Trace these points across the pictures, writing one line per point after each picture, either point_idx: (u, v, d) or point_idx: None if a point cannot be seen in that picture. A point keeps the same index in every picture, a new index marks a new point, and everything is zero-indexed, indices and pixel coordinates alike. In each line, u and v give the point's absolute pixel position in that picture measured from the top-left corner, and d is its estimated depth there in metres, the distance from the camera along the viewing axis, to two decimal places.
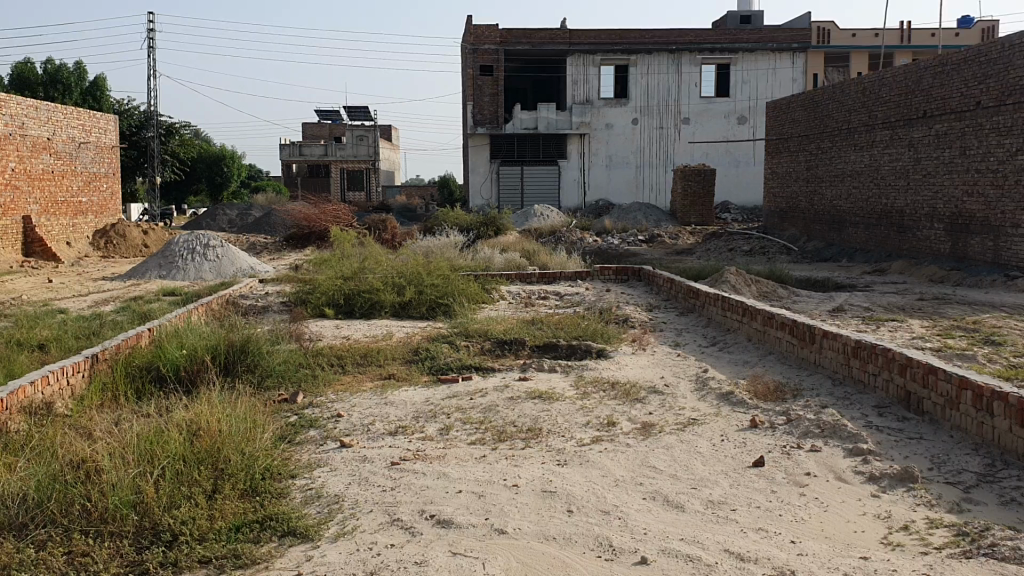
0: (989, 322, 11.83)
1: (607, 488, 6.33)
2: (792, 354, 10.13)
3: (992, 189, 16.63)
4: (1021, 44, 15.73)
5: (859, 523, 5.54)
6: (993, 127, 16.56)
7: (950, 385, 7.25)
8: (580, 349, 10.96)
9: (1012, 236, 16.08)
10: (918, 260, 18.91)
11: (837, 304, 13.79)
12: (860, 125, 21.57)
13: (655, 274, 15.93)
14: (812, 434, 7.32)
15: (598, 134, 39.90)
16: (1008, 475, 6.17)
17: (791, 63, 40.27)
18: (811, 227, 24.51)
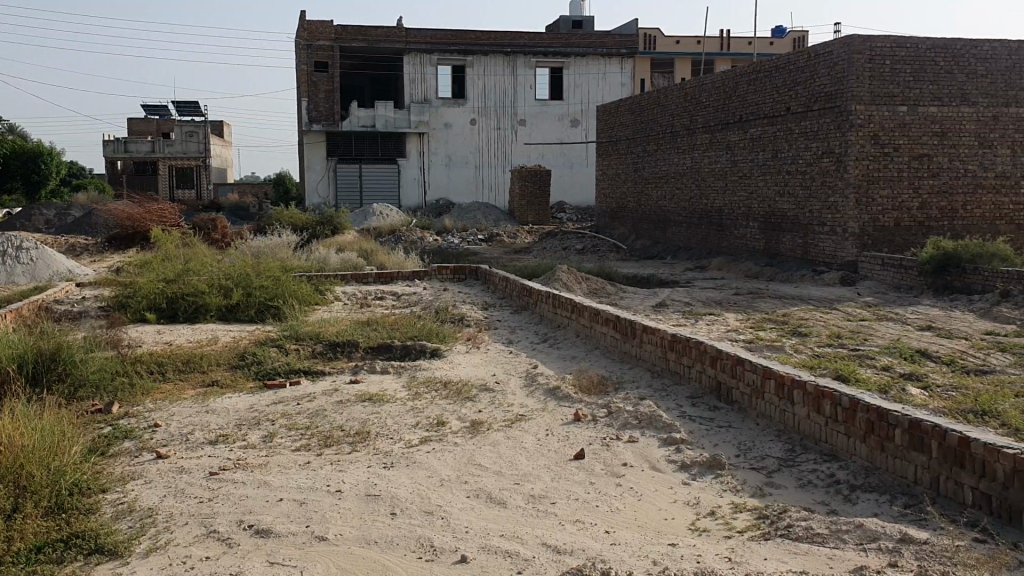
0: (798, 315, 12.58)
1: (432, 489, 6.33)
2: (616, 348, 10.45)
3: (802, 189, 17.69)
4: (824, 54, 16.81)
5: (669, 510, 5.79)
6: (802, 132, 17.61)
7: (755, 375, 7.67)
8: (413, 350, 10.92)
9: (819, 234, 17.16)
10: (737, 257, 19.90)
11: (661, 300, 14.35)
12: (683, 129, 22.50)
13: (491, 273, 16.08)
14: (630, 426, 7.59)
15: (436, 133, 39.92)
16: (806, 459, 6.60)
17: (620, 67, 41.57)
18: (640, 226, 25.37)
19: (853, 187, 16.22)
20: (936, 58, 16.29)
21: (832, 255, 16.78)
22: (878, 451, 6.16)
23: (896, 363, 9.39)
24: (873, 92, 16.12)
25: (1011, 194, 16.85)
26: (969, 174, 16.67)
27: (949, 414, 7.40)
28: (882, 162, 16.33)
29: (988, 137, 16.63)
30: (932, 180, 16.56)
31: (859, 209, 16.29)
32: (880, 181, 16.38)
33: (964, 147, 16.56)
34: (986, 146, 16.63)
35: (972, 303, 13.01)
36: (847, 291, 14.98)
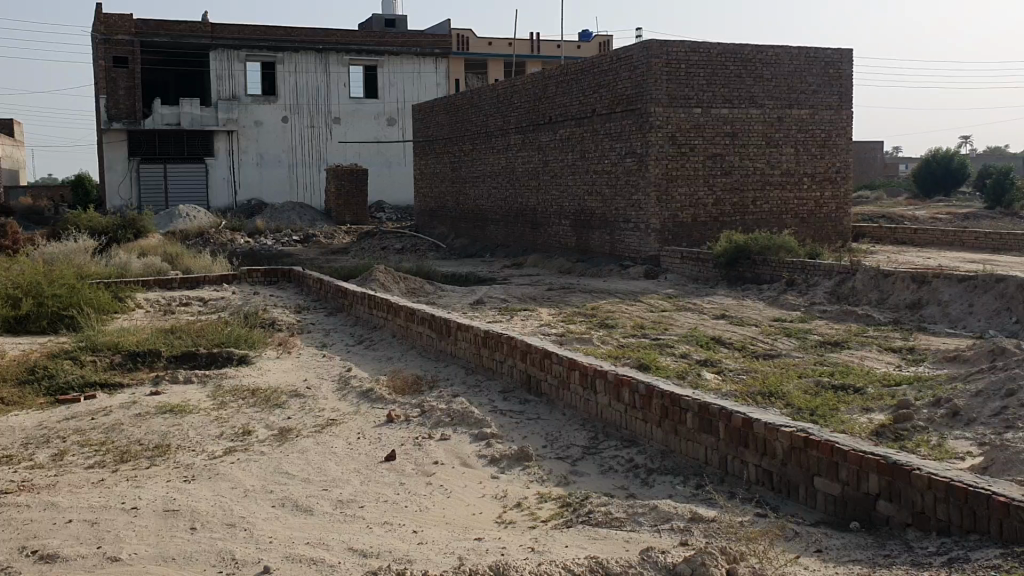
0: (606, 308, 13.03)
1: (235, 500, 6.13)
2: (430, 347, 10.47)
3: (608, 188, 18.35)
4: (624, 58, 17.48)
5: (477, 505, 5.87)
6: (607, 133, 18.25)
7: (561, 367, 7.88)
8: (220, 357, 10.55)
9: (624, 230, 17.85)
10: (549, 254, 20.39)
11: (477, 297, 14.50)
12: (496, 129, 22.85)
13: (304, 274, 15.75)
14: (442, 423, 7.63)
15: (247, 131, 38.68)
16: (608, 445, 6.87)
17: (434, 67, 41.70)
18: (458, 224, 25.55)
19: (654, 185, 16.98)
20: (727, 63, 17.28)
21: (636, 250, 17.49)
22: (672, 435, 6.48)
23: (694, 350, 9.90)
24: (671, 95, 16.90)
25: (795, 190, 18.12)
26: (758, 172, 17.79)
27: (738, 396, 7.86)
28: (679, 161, 17.15)
29: (774, 137, 17.79)
30: (725, 178, 17.56)
31: (659, 206, 17.07)
32: (679, 180, 17.21)
33: (753, 147, 17.66)
34: (772, 146, 17.80)
35: (762, 292, 13.89)
36: (651, 284, 15.65)
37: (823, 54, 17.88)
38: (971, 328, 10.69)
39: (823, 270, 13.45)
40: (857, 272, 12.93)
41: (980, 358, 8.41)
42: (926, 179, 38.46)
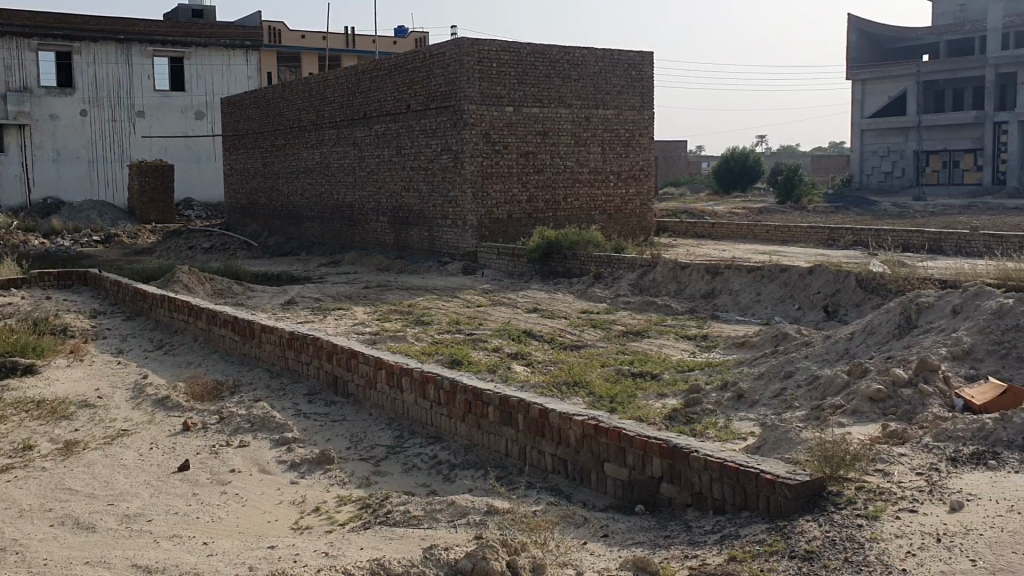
0: (420, 305, 13.02)
1: (9, 523, 5.70)
2: (234, 351, 10.13)
3: (424, 185, 18.35)
4: (437, 55, 17.52)
5: (274, 512, 5.73)
6: (422, 129, 18.24)
7: (367, 366, 7.79)
8: (3, 367, 9.80)
9: (442, 227, 17.91)
10: (367, 252, 20.18)
11: (289, 297, 14.14)
12: (309, 124, 22.38)
13: (103, 277, 14.88)
14: (242, 430, 7.40)
15: (41, 126, 36.29)
16: (412, 444, 6.86)
17: (245, 60, 40.32)
18: (272, 222, 24.83)
19: (469, 182, 17.13)
20: (536, 62, 17.63)
21: (454, 246, 17.59)
22: (475, 429, 6.54)
23: (505, 344, 10.03)
24: (483, 93, 17.08)
25: (603, 187, 18.73)
26: (568, 170, 18.27)
27: (542, 387, 7.99)
28: (493, 159, 17.36)
29: (582, 136, 18.33)
30: (537, 175, 17.92)
31: (475, 202, 17.22)
32: (494, 177, 17.41)
33: (563, 145, 18.12)
34: (580, 144, 18.32)
35: (571, 286, 14.27)
36: (466, 280, 15.75)
37: (625, 56, 18.58)
38: (759, 315, 11.38)
39: (628, 263, 13.99)
40: (659, 265, 13.51)
41: (765, 343, 8.96)
42: (725, 176, 40.66)
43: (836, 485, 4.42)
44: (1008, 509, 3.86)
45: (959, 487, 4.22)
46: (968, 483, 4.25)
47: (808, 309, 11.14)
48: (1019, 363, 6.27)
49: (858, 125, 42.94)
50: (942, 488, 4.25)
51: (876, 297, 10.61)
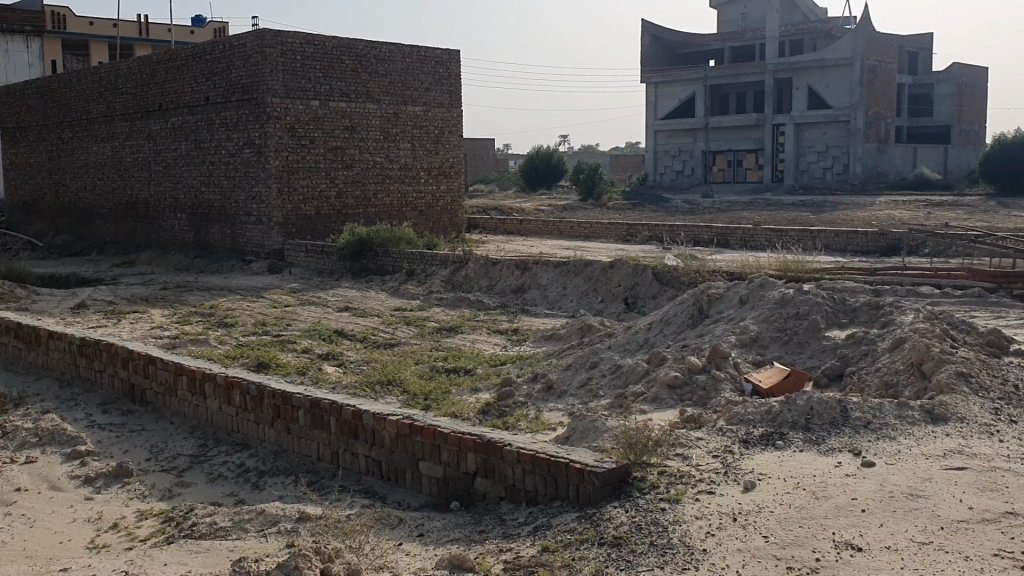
0: (225, 306, 12.52)
1: None
2: (17, 359, 9.38)
3: (226, 181, 17.68)
4: (238, 46, 16.91)
5: (66, 532, 5.35)
6: (222, 122, 17.55)
7: (167, 372, 7.42)
8: None
9: (246, 224, 17.33)
10: (166, 250, 19.21)
11: (80, 300, 13.24)
12: (99, 116, 21.04)
13: None
14: (29, 445, 6.87)
15: None
16: (218, 452, 6.60)
17: (26, 46, 37.76)
18: (58, 220, 23.16)
19: (274, 177, 16.64)
20: (342, 56, 17.34)
21: (259, 244, 17.06)
22: (285, 433, 6.37)
23: (315, 345, 9.82)
24: (287, 86, 16.64)
25: (413, 184, 18.71)
26: (376, 166, 18.10)
27: (355, 387, 7.86)
28: (299, 153, 16.95)
29: (391, 132, 18.22)
30: (346, 171, 17.65)
31: (281, 198, 16.77)
32: (300, 172, 17.00)
33: (371, 141, 17.94)
34: (389, 141, 18.20)
35: (383, 284, 14.16)
36: (274, 279, 15.31)
37: (432, 53, 18.61)
38: (566, 308, 11.72)
39: (439, 260, 14.04)
40: (469, 262, 13.64)
41: (572, 335, 9.24)
42: (530, 174, 41.46)
43: (641, 471, 4.57)
44: (794, 486, 4.15)
45: (750, 467, 4.49)
46: (760, 463, 4.52)
47: (610, 301, 11.59)
48: (799, 347, 6.78)
49: (651, 125, 44.95)
50: (737, 469, 4.49)
51: (672, 289, 11.18)
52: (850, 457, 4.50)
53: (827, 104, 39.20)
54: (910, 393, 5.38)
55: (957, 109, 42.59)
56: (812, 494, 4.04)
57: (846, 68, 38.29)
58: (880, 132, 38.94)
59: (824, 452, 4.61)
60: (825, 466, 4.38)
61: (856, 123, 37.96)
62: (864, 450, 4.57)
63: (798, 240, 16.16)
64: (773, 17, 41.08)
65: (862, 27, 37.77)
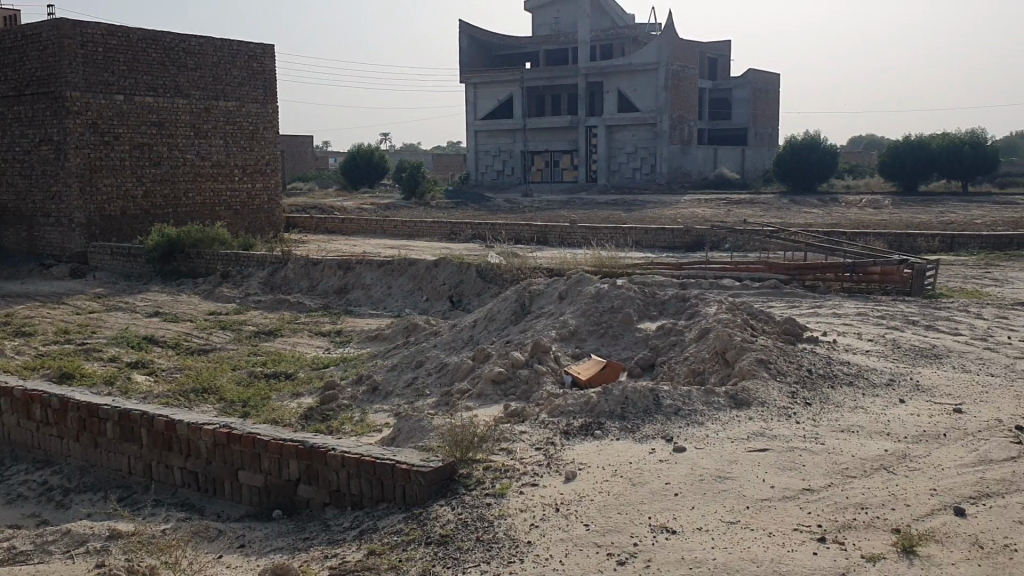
0: (21, 314, 11.64)
1: None
2: None
3: (20, 180, 16.47)
4: (31, 35, 15.74)
5: None
6: (15, 117, 16.30)
7: None
8: None
9: (44, 226, 16.20)
10: None
11: None
12: None
13: None
14: None
15: None
16: (18, 472, 6.15)
17: None
18: None
19: (75, 176, 15.61)
20: (148, 49, 16.47)
21: (59, 247, 15.99)
22: (91, 448, 6.00)
23: (125, 353, 9.30)
24: (88, 80, 15.65)
25: (227, 183, 18.12)
26: (187, 164, 17.38)
27: (168, 396, 7.48)
28: (102, 151, 15.98)
29: (202, 128, 17.52)
30: (154, 168, 16.83)
31: (83, 198, 15.79)
32: (104, 171, 16.05)
33: (181, 138, 17.19)
34: (200, 138, 17.50)
35: (196, 287, 13.60)
36: (76, 284, 14.39)
37: (245, 48, 18.03)
38: (389, 308, 11.66)
39: (257, 261, 13.62)
40: (289, 262, 13.32)
41: (396, 335, 9.20)
42: (351, 172, 40.93)
43: (466, 467, 4.58)
44: (612, 475, 4.29)
45: (570, 458, 4.60)
46: (579, 454, 4.65)
47: (434, 299, 11.63)
48: (614, 340, 7.03)
49: (471, 125, 45.27)
50: (558, 460, 4.59)
51: (493, 286, 11.34)
52: (663, 443, 4.70)
53: (636, 107, 40.87)
54: (717, 379, 5.69)
55: (753, 113, 45.32)
56: (629, 481, 4.19)
57: (653, 72, 39.88)
58: (684, 134, 41.08)
59: (639, 439, 4.79)
60: (642, 453, 4.56)
61: (662, 125, 39.77)
62: (675, 435, 4.79)
63: (612, 237, 16.77)
64: (585, 21, 42.30)
65: (667, 33, 39.47)
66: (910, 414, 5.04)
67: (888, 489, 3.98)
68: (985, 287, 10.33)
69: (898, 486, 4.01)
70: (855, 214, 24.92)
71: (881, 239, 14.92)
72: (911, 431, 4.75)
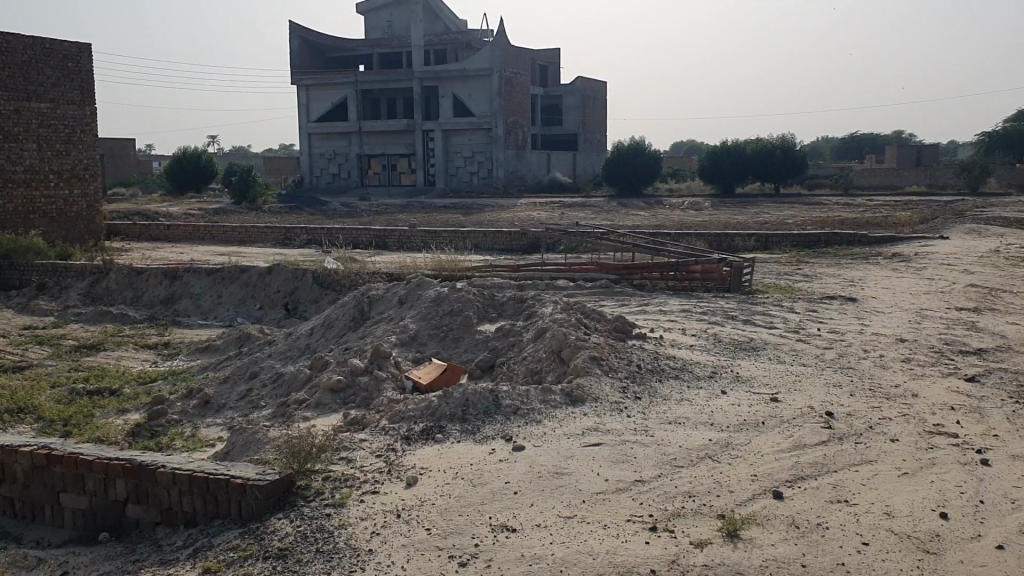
0: None
1: None
2: None
3: None
4: None
5: None
6: None
7: None
8: None
9: None
10: None
11: None
12: None
13: None
14: None
15: None
16: None
17: None
18: None
19: None
20: None
21: None
22: None
23: None
24: None
25: (41, 189, 17.04)
26: None
27: None
28: None
29: (12, 131, 16.39)
30: None
31: None
32: None
33: None
34: (10, 140, 16.37)
35: (9, 300, 12.71)
36: None
37: (59, 46, 16.99)
38: (221, 317, 11.29)
39: (75, 271, 12.88)
40: (111, 272, 12.65)
41: (229, 345, 8.91)
42: (178, 175, 39.26)
43: (305, 479, 4.47)
44: (452, 478, 4.31)
45: (412, 463, 4.58)
46: (420, 459, 4.63)
47: (269, 307, 11.35)
48: (453, 343, 7.06)
49: (304, 127, 44.11)
50: (399, 466, 4.56)
51: (330, 292, 11.18)
52: (502, 443, 4.76)
53: (470, 112, 41.35)
54: (553, 378, 5.81)
55: (583, 119, 46.64)
56: (469, 483, 4.22)
57: (486, 78, 40.54)
58: (518, 139, 41.95)
59: (480, 440, 4.83)
60: (481, 455, 4.60)
61: (497, 131, 40.42)
62: (514, 435, 4.86)
63: (450, 241, 16.84)
64: (417, 26, 42.06)
65: (499, 40, 40.08)
66: (731, 404, 5.32)
67: (713, 476, 4.18)
68: (796, 283, 11.03)
69: (723, 473, 4.22)
70: (680, 216, 26.02)
71: (702, 239, 15.67)
72: (732, 420, 5.01)
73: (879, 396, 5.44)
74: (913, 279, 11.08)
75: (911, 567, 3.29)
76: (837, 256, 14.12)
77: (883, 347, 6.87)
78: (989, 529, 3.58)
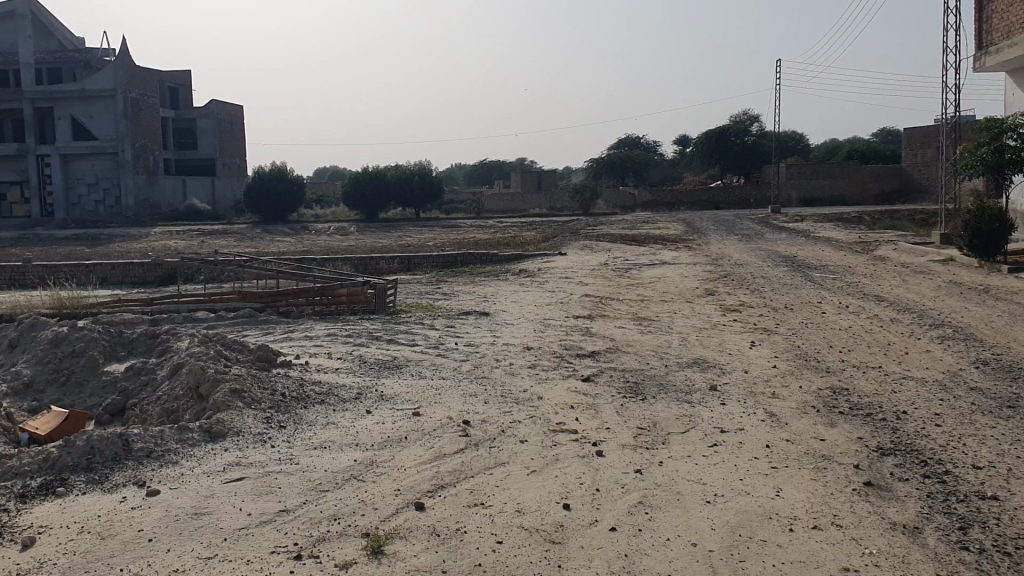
0: None
1: None
2: None
3: None
4: None
5: None
6: None
7: None
8: None
9: None
10: None
11: None
12: None
13: None
14: None
15: None
16: None
17: None
18: None
19: None
20: None
21: None
22: None
23: None
24: None
25: None
26: None
27: None
28: None
29: None
30: None
31: None
32: None
33: None
34: None
35: None
36: None
37: None
38: None
39: None
40: None
41: None
42: None
43: None
44: (78, 532, 3.96)
45: (30, 522, 4.15)
46: (40, 516, 4.20)
47: None
48: (78, 387, 6.51)
49: None
50: (13, 527, 4.11)
51: None
52: (135, 489, 4.47)
53: (93, 136, 38.50)
54: (191, 415, 5.56)
55: (219, 144, 45.13)
56: (98, 535, 3.91)
57: (109, 99, 37.96)
58: (149, 164, 39.55)
59: (108, 489, 4.49)
60: (110, 504, 4.28)
61: (124, 155, 37.92)
62: (147, 479, 4.57)
63: (72, 275, 15.56)
64: (26, 42, 38.75)
65: (121, 60, 37.59)
66: (376, 422, 5.42)
67: (358, 496, 4.24)
68: (434, 300, 11.53)
69: (366, 492, 4.27)
70: (326, 241, 26.19)
71: (346, 264, 15.89)
72: (376, 438, 5.11)
73: (509, 402, 5.81)
74: (537, 292, 12.02)
75: (539, 559, 3.55)
76: (470, 275, 14.90)
77: (512, 355, 7.37)
78: (605, 514, 3.96)
